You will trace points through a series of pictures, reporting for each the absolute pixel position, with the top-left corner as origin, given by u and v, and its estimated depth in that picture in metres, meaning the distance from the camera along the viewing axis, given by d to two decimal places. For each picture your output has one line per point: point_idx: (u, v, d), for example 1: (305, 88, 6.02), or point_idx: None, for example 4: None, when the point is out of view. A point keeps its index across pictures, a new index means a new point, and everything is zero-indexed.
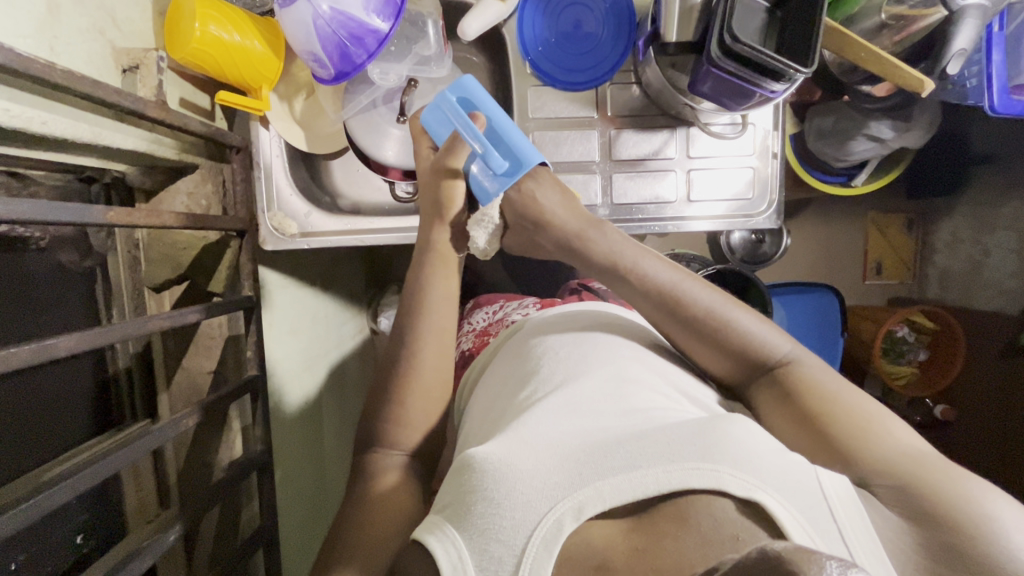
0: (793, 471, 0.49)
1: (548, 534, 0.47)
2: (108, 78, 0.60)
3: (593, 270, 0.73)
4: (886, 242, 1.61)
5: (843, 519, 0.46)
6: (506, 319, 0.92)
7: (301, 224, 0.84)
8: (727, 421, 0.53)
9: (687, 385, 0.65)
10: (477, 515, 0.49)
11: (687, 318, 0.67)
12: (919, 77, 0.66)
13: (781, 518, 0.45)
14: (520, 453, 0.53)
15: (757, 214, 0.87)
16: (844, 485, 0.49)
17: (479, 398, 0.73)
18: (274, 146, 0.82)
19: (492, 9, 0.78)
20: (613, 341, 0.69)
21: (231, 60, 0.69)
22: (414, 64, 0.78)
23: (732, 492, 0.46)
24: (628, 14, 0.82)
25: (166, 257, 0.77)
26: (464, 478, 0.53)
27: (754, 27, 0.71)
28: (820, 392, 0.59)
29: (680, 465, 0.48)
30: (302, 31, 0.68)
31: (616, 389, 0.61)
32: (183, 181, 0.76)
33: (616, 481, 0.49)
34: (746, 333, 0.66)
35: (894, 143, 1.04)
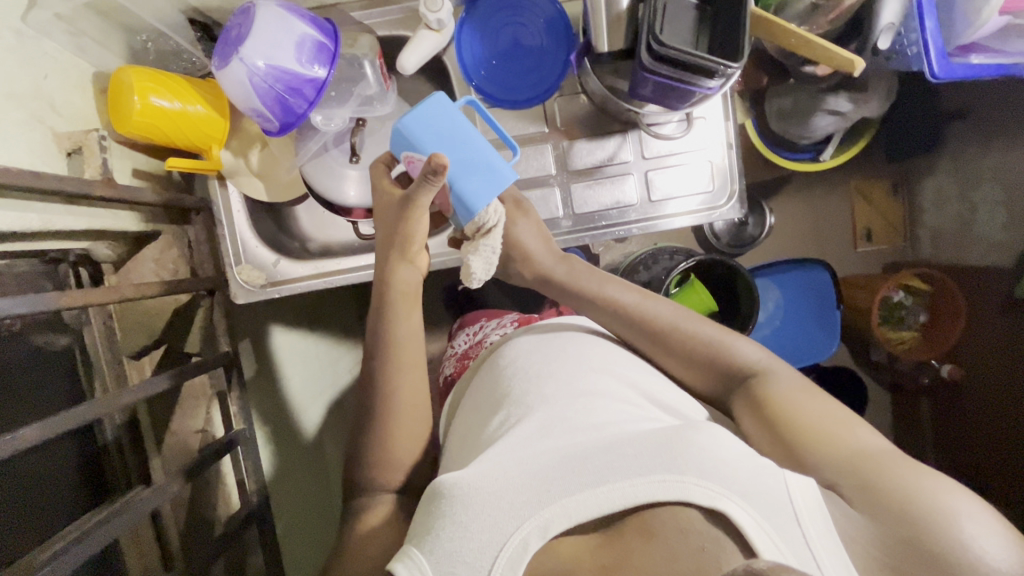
0: (761, 475, 0.49)
1: (514, 554, 0.48)
2: (52, 165, 0.61)
3: (566, 295, 0.77)
4: (873, 209, 1.61)
5: (807, 522, 0.47)
6: (483, 341, 0.94)
7: (270, 274, 0.85)
8: (693, 427, 0.53)
9: (656, 388, 0.65)
10: (445, 537, 0.50)
11: (654, 331, 0.71)
12: (849, 55, 0.65)
13: (745, 526, 0.45)
14: (486, 472, 0.53)
15: (721, 206, 0.87)
16: (812, 489, 0.49)
17: (459, 421, 0.74)
18: (235, 201, 0.83)
19: (428, 40, 0.78)
20: (584, 349, 0.69)
21: (175, 126, 0.70)
22: (358, 105, 0.79)
23: (696, 501, 0.47)
24: (564, 27, 0.81)
25: (141, 324, 0.79)
26: (433, 504, 0.54)
27: (685, 26, 0.71)
28: (789, 399, 0.60)
29: (646, 478, 0.48)
30: (239, 90, 0.69)
31: (585, 399, 0.61)
32: (148, 249, 0.79)
33: (583, 497, 0.49)
34: (712, 344, 0.69)
35: (854, 115, 1.04)
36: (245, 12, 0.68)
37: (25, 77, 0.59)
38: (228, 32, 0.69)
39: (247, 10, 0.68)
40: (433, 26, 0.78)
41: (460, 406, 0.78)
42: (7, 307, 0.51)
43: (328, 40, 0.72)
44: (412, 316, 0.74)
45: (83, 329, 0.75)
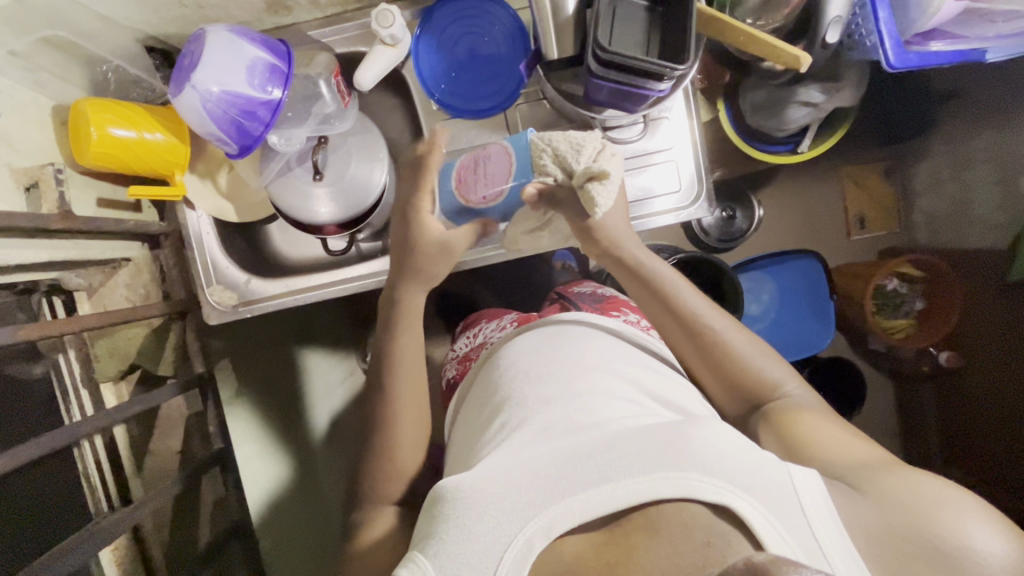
0: (764, 469, 0.49)
1: (519, 554, 0.48)
2: (8, 201, 0.62)
3: (616, 267, 0.77)
4: (864, 195, 1.54)
5: (813, 515, 0.47)
6: (485, 343, 0.93)
7: (242, 293, 0.87)
8: (693, 423, 0.53)
9: (656, 385, 0.66)
10: (449, 542, 0.50)
11: (685, 324, 0.72)
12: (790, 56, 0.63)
13: (756, 523, 0.45)
14: (491, 476, 0.54)
15: (689, 205, 0.86)
16: (816, 480, 0.49)
17: (458, 436, 0.74)
18: (203, 223, 0.85)
19: (384, 55, 0.78)
20: (587, 348, 0.70)
21: (135, 155, 0.71)
22: (318, 124, 0.80)
23: (703, 497, 0.47)
24: (520, 34, 0.81)
25: (115, 350, 0.80)
26: (437, 508, 0.55)
27: (636, 29, 0.70)
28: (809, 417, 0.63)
29: (649, 475, 0.48)
30: (196, 116, 0.69)
31: (590, 400, 0.62)
32: (120, 275, 0.80)
33: (587, 495, 0.49)
34: (736, 343, 0.71)
35: (829, 105, 1.03)
36: (198, 38, 0.69)
37: None
38: (182, 58, 0.70)
39: (199, 36, 0.69)
40: (388, 41, 0.78)
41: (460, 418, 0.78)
42: None
43: (282, 62, 0.72)
44: (412, 332, 0.75)
45: (58, 356, 0.76)
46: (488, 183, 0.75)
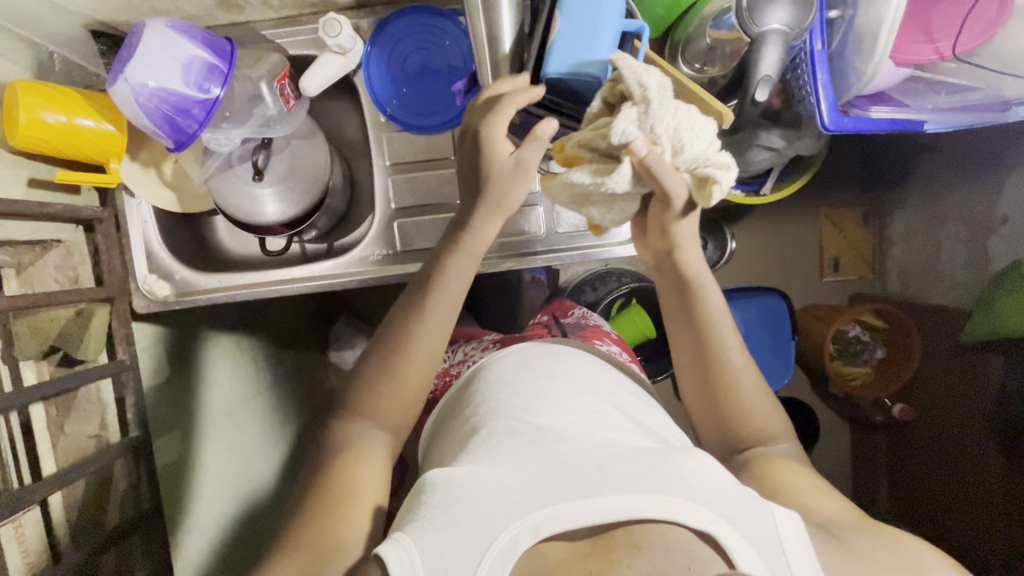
0: (744, 504, 0.55)
1: (505, 550, 0.52)
2: None
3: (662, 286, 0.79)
4: (841, 238, 1.53)
5: (791, 555, 0.53)
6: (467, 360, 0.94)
7: (174, 285, 0.88)
8: (685, 452, 0.59)
9: (642, 415, 0.74)
10: (437, 527, 0.54)
11: (700, 350, 0.74)
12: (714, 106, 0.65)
13: (733, 549, 0.51)
14: (482, 475, 0.58)
15: (615, 242, 0.87)
16: (796, 524, 0.55)
17: (438, 448, 0.77)
18: (143, 211, 0.86)
19: (333, 62, 0.79)
20: (580, 371, 0.77)
21: (68, 141, 0.72)
22: (258, 126, 0.79)
23: (687, 523, 0.52)
24: (472, 54, 0.81)
25: (34, 332, 0.77)
26: (426, 497, 0.58)
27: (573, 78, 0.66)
28: (785, 472, 0.67)
29: (638, 495, 0.53)
30: (130, 110, 0.70)
31: (583, 419, 0.67)
32: (49, 256, 0.79)
33: (574, 505, 0.53)
34: (747, 387, 0.73)
35: (788, 151, 1.03)
36: (136, 35, 0.69)
37: None
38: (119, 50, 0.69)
39: (138, 33, 0.69)
40: (338, 50, 0.79)
41: (438, 428, 0.81)
42: None
43: (222, 62, 0.72)
44: (464, 274, 0.69)
45: None
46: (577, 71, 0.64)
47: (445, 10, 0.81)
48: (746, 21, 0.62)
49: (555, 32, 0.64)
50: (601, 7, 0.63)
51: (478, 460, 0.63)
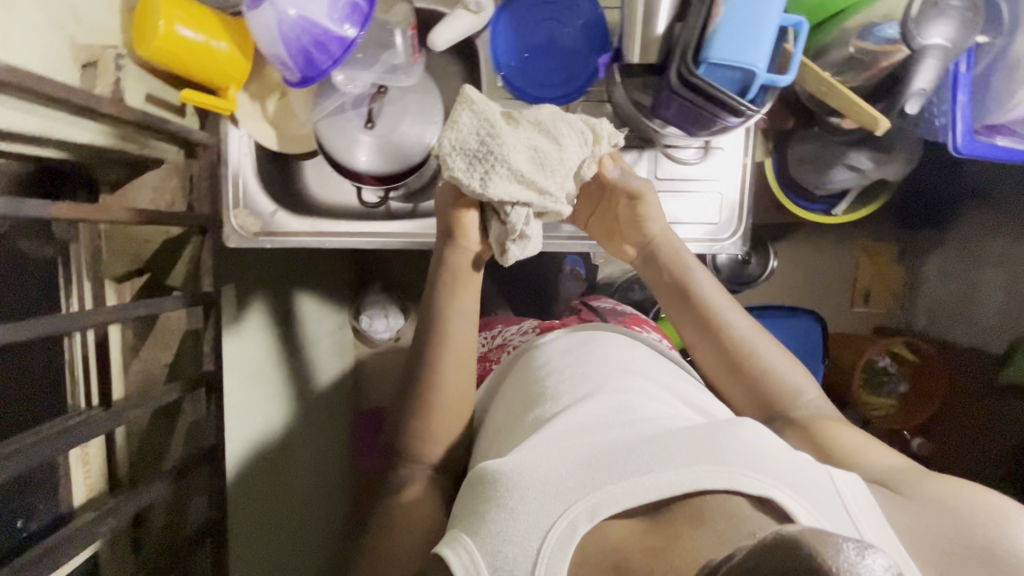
0: (805, 471, 0.50)
1: (562, 534, 0.48)
2: (65, 75, 0.60)
3: (654, 270, 0.83)
4: (874, 270, 1.57)
5: (859, 516, 0.47)
6: (505, 345, 1.00)
7: (265, 223, 0.86)
8: (734, 423, 0.54)
9: (692, 397, 0.71)
10: (492, 519, 0.51)
11: (704, 317, 0.79)
12: (875, 114, 0.67)
13: (799, 515, 0.46)
14: (530, 460, 0.54)
15: (723, 239, 0.89)
16: (862, 488, 0.50)
17: (496, 416, 0.77)
18: (244, 145, 0.84)
19: (465, 21, 0.78)
20: (621, 360, 0.75)
21: (196, 60, 0.70)
22: (382, 73, 0.79)
23: (745, 490, 0.47)
24: (602, 33, 0.81)
25: (128, 249, 0.79)
26: (477, 491, 0.55)
27: (727, 77, 0.65)
28: (823, 425, 0.67)
29: (692, 467, 0.49)
30: (267, 35, 0.69)
31: (628, 402, 0.64)
32: (149, 176, 0.79)
33: (629, 483, 0.49)
34: (759, 350, 0.76)
35: (874, 173, 1.05)
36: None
37: None
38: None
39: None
40: (471, 8, 0.78)
41: (493, 409, 0.80)
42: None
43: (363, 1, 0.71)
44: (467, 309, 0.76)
45: (70, 242, 0.76)
46: (740, 64, 0.63)
47: None
48: (912, 36, 0.66)
49: (718, 17, 0.62)
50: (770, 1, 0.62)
51: (523, 447, 0.59)
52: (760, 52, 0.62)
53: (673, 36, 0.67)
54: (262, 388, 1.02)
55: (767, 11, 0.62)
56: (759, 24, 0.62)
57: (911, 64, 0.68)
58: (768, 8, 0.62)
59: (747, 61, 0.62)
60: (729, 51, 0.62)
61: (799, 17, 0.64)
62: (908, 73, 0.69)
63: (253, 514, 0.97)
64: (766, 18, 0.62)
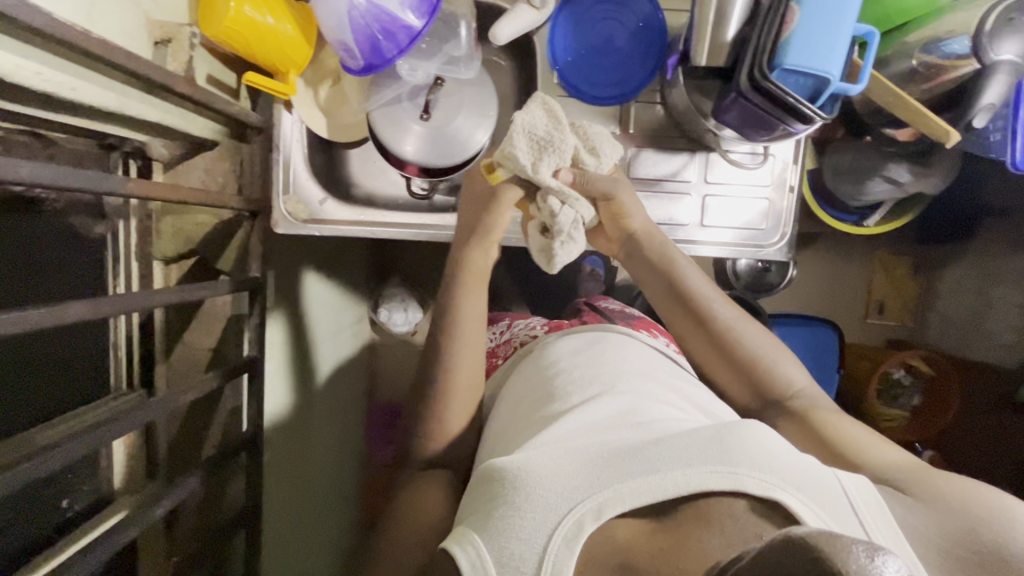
0: (811, 471, 0.46)
1: (568, 535, 0.45)
2: (140, 49, 0.59)
3: (642, 264, 0.78)
4: (890, 282, 1.56)
5: (868, 518, 0.44)
6: (513, 341, 0.92)
7: (314, 211, 0.85)
8: (740, 423, 0.50)
9: (698, 397, 0.67)
10: (497, 517, 0.47)
11: (696, 311, 0.73)
12: (948, 127, 0.67)
13: (807, 517, 0.42)
14: (535, 456, 0.51)
15: (769, 245, 0.89)
16: (869, 490, 0.46)
17: (499, 408, 0.72)
18: (295, 130, 0.82)
19: (525, 16, 0.78)
20: (629, 357, 0.71)
21: (263, 43, 0.70)
22: (443, 64, 0.79)
23: (750, 491, 0.44)
24: (660, 34, 0.81)
25: (178, 231, 0.78)
26: (482, 489, 0.51)
27: (795, 83, 0.65)
28: (828, 416, 0.63)
29: (698, 467, 0.46)
30: (335, 20, 0.68)
31: (634, 402, 0.61)
32: (202, 157, 0.78)
33: (636, 483, 0.46)
34: (757, 344, 0.71)
35: (912, 186, 1.04)
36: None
37: None
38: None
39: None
40: (533, 3, 0.78)
41: (503, 397, 0.76)
42: (70, 180, 0.48)
43: None
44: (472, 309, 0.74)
45: (120, 220, 0.75)
46: (812, 72, 0.63)
47: None
48: (984, 52, 0.66)
49: (792, 24, 0.63)
50: (844, 11, 0.63)
51: (526, 445, 0.56)
52: (833, 61, 0.63)
53: (744, 42, 0.67)
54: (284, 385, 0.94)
55: (842, 20, 0.63)
56: (834, 34, 0.63)
57: (979, 80, 0.68)
58: (844, 18, 0.63)
59: (819, 69, 0.63)
60: (802, 58, 0.63)
61: (872, 30, 0.64)
62: (974, 89, 0.69)
63: (284, 506, 0.94)
64: (842, 28, 0.63)
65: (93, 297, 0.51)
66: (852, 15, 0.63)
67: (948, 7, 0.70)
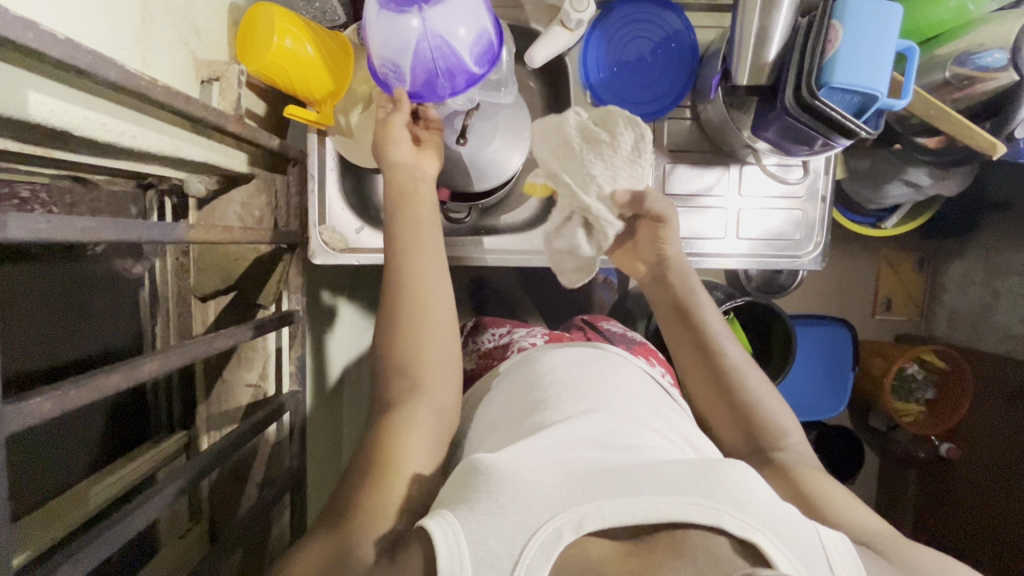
0: (792, 518, 0.44)
1: (545, 541, 0.42)
2: (187, 89, 0.59)
3: (660, 290, 0.76)
4: (897, 279, 1.58)
5: (840, 569, 0.43)
6: (511, 346, 0.83)
7: (350, 241, 0.83)
8: (727, 461, 0.48)
9: (687, 429, 0.64)
10: (481, 510, 0.44)
11: (705, 345, 0.72)
12: (992, 140, 0.69)
13: (779, 563, 0.41)
14: (525, 461, 0.48)
15: (804, 254, 0.89)
16: (845, 543, 0.45)
17: (484, 411, 0.69)
18: (330, 159, 0.81)
19: (560, 38, 0.77)
20: (625, 377, 0.68)
21: (304, 75, 0.69)
22: (483, 89, 0.78)
23: (729, 529, 0.42)
24: (693, 50, 0.82)
25: (216, 267, 0.75)
26: (467, 478, 0.49)
27: (839, 100, 0.66)
28: (816, 479, 0.62)
29: (681, 498, 0.43)
30: (399, 44, 0.66)
31: (626, 425, 0.58)
32: (237, 191, 0.74)
33: (618, 501, 0.44)
34: (758, 395, 0.69)
35: (931, 189, 1.03)
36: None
37: None
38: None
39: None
40: (569, 25, 0.77)
41: (485, 402, 0.72)
42: (148, 232, 0.47)
43: (496, 39, 0.71)
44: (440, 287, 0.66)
45: (157, 260, 0.74)
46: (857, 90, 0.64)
47: (674, 4, 0.82)
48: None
49: (836, 43, 0.64)
50: (887, 29, 0.64)
51: (513, 446, 0.53)
52: (880, 78, 0.64)
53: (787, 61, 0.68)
54: (322, 411, 0.92)
55: (887, 37, 0.64)
56: (880, 51, 0.63)
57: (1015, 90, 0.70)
58: (888, 34, 0.64)
59: (867, 86, 0.64)
60: (853, 76, 0.63)
61: (916, 46, 0.65)
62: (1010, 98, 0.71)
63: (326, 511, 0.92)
64: (887, 44, 0.63)
65: (163, 349, 0.49)
66: (896, 31, 0.64)
67: (980, 19, 0.72)
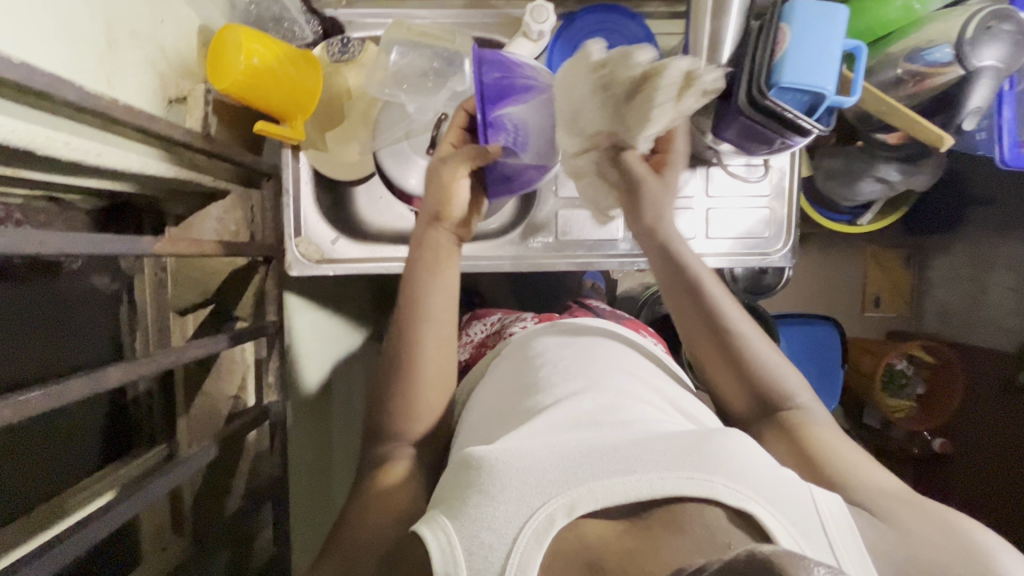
0: (787, 485, 0.45)
1: (539, 528, 0.42)
2: (152, 109, 0.61)
3: (650, 246, 0.71)
4: (884, 276, 1.58)
5: (833, 528, 0.44)
6: (504, 332, 0.84)
7: (326, 251, 0.83)
8: (721, 431, 0.48)
9: (680, 398, 0.63)
10: (470, 505, 0.44)
11: (703, 305, 0.66)
12: (938, 132, 0.72)
13: (775, 531, 0.41)
14: (518, 448, 0.48)
15: (774, 251, 0.91)
16: (838, 503, 0.46)
17: (476, 400, 0.68)
18: (304, 172, 0.82)
19: (523, 48, 0.80)
20: (617, 354, 0.67)
21: (272, 91, 0.71)
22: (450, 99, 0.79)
23: (725, 501, 0.42)
24: None
25: (194, 282, 0.78)
26: (461, 472, 0.48)
27: (791, 99, 0.68)
28: (824, 439, 0.59)
29: (676, 473, 0.43)
30: (539, 148, 0.72)
31: (619, 401, 0.57)
32: (214, 207, 0.77)
33: (610, 482, 0.44)
34: (760, 355, 0.64)
35: (901, 185, 1.06)
36: None
37: (145, 20, 0.60)
38: None
39: None
40: (531, 36, 0.80)
41: (476, 392, 0.72)
42: (111, 245, 0.48)
43: None
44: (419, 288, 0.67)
45: (134, 276, 0.76)
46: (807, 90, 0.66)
47: (636, 13, 0.84)
48: (967, 60, 0.70)
49: (784, 44, 0.66)
50: (834, 29, 0.66)
51: (507, 435, 0.53)
52: (828, 78, 0.66)
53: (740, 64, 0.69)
54: None
55: (834, 38, 0.66)
56: (828, 51, 0.65)
57: (964, 83, 0.72)
58: (835, 35, 0.66)
59: (817, 87, 0.66)
60: (802, 77, 0.65)
61: (861, 45, 0.67)
62: (962, 90, 0.73)
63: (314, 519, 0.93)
64: (834, 45, 0.66)
65: (130, 359, 0.50)
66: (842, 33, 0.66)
67: (927, 17, 0.74)
